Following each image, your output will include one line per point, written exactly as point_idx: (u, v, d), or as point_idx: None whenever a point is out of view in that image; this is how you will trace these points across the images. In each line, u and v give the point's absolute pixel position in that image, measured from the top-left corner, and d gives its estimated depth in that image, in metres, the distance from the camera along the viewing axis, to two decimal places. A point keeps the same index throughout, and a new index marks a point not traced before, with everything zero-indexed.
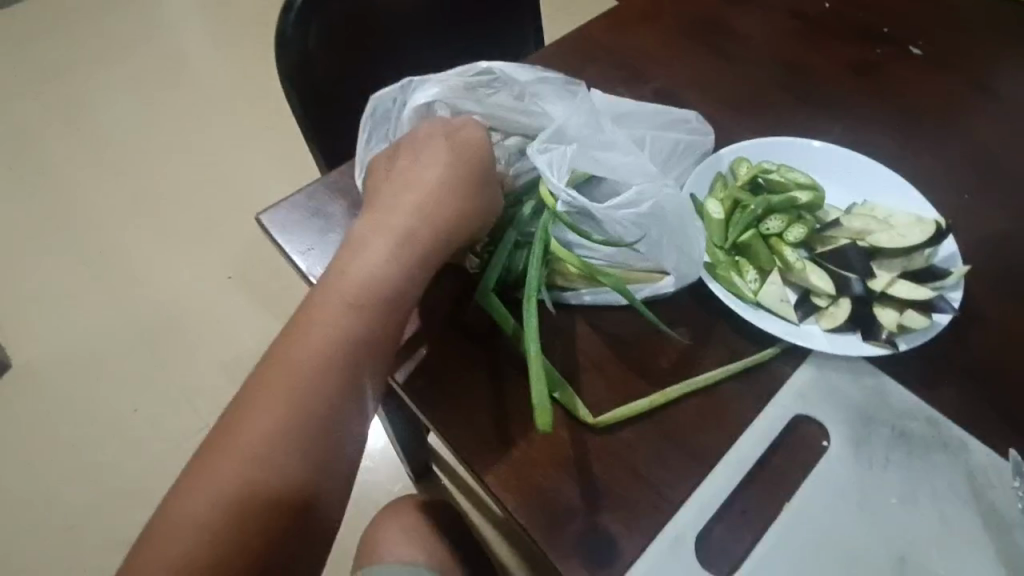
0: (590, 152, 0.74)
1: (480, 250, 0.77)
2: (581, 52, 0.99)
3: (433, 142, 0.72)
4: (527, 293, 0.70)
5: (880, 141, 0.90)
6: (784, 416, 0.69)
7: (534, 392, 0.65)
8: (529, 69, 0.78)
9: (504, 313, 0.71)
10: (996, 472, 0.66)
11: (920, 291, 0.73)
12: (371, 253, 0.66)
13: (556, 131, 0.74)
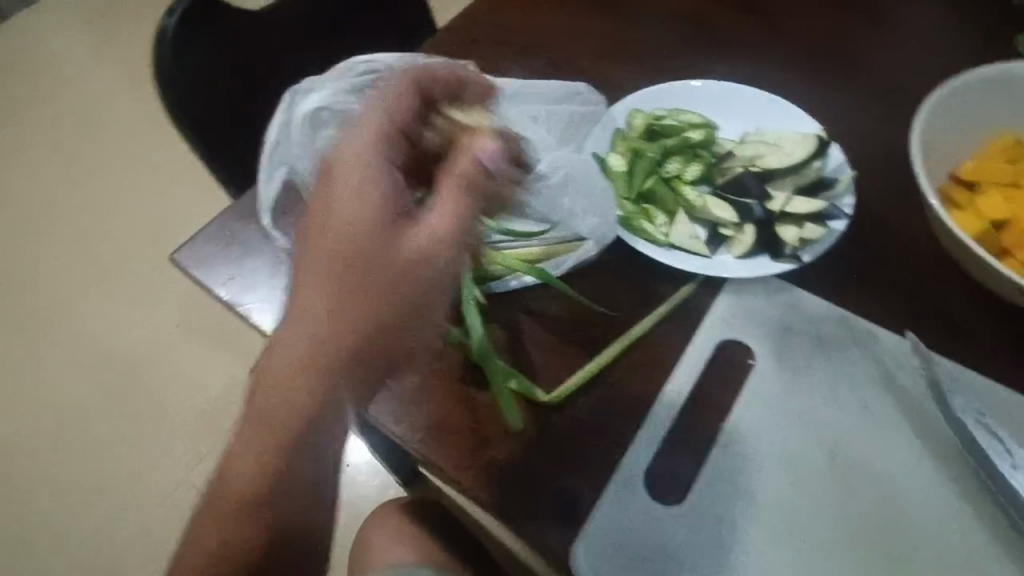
0: (499, 130, 0.80)
1: None
2: (469, 32, 1.00)
3: (337, 201, 0.58)
4: (466, 299, 0.72)
5: (764, 70, 0.95)
6: (711, 343, 0.73)
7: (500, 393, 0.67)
8: (409, 62, 0.82)
9: (442, 323, 0.70)
10: (904, 353, 0.71)
11: (813, 203, 0.78)
12: (283, 355, 0.58)
13: (461, 114, 0.80)
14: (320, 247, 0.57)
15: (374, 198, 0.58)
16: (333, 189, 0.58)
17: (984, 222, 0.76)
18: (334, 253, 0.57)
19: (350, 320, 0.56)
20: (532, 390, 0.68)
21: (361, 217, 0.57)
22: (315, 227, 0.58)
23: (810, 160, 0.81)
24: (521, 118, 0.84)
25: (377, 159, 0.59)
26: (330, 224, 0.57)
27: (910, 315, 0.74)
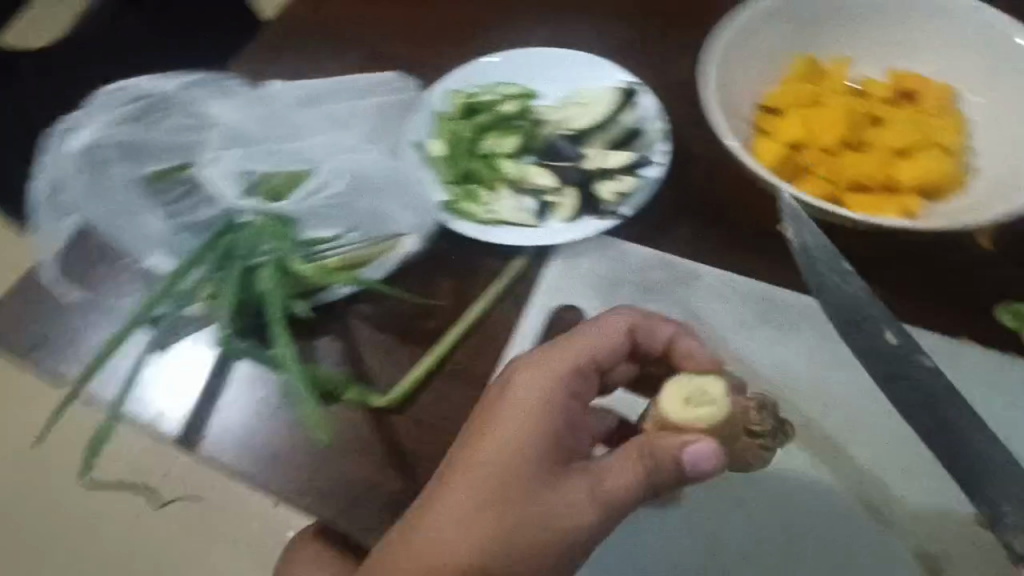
0: (270, 147, 0.84)
1: (204, 295, 0.72)
2: (270, 22, 0.94)
3: (521, 435, 0.57)
4: (275, 320, 0.69)
5: (577, 23, 0.94)
6: (543, 315, 0.75)
7: (311, 416, 0.65)
8: (173, 81, 0.88)
9: (259, 352, 0.69)
10: (726, 286, 0.75)
11: (623, 156, 0.80)
12: (442, 529, 0.55)
13: (227, 136, 0.85)
14: (475, 440, 0.57)
15: (532, 429, 0.57)
16: (501, 435, 0.57)
17: (783, 146, 0.78)
18: (467, 481, 0.56)
19: (495, 539, 0.54)
20: (368, 399, 0.69)
21: (501, 452, 0.56)
22: (467, 444, 0.58)
23: (615, 116, 0.83)
24: (311, 124, 0.85)
25: (552, 387, 0.60)
26: (488, 428, 0.58)
27: (724, 252, 0.76)
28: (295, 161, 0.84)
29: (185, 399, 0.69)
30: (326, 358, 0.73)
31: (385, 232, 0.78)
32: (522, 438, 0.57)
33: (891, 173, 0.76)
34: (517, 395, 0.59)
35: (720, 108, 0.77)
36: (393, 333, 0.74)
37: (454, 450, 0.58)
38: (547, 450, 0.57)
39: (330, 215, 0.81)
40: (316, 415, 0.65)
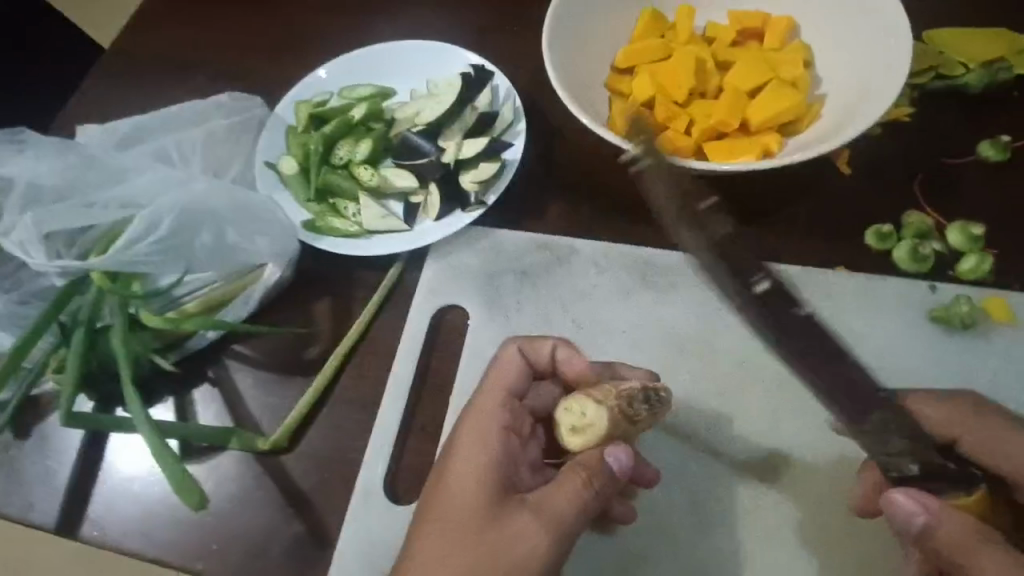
0: (91, 196, 0.68)
1: (54, 368, 0.68)
2: (122, 74, 0.95)
3: (467, 470, 0.55)
4: (125, 379, 0.64)
5: (426, 17, 0.93)
6: (425, 318, 0.74)
7: (167, 472, 0.60)
8: None
9: (116, 419, 0.65)
10: (605, 257, 0.75)
11: (480, 142, 0.77)
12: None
13: (29, 192, 0.67)
14: (432, 513, 0.54)
15: (481, 477, 0.54)
16: (452, 476, 0.55)
17: (634, 107, 0.77)
18: (437, 551, 0.52)
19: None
20: (252, 442, 0.67)
21: (457, 512, 0.53)
22: (426, 524, 0.54)
23: (466, 102, 0.80)
24: (135, 161, 0.70)
25: (497, 442, 0.56)
26: (440, 493, 0.54)
27: (598, 225, 0.77)
28: (114, 206, 0.68)
29: (57, 483, 0.69)
30: (207, 409, 0.71)
31: (241, 264, 0.74)
32: (470, 474, 0.55)
33: (744, 116, 0.76)
34: (456, 462, 0.56)
35: (566, 81, 0.77)
36: (278, 367, 0.73)
37: (414, 530, 0.54)
38: (494, 487, 0.54)
39: (165, 261, 0.70)
40: (174, 468, 0.61)
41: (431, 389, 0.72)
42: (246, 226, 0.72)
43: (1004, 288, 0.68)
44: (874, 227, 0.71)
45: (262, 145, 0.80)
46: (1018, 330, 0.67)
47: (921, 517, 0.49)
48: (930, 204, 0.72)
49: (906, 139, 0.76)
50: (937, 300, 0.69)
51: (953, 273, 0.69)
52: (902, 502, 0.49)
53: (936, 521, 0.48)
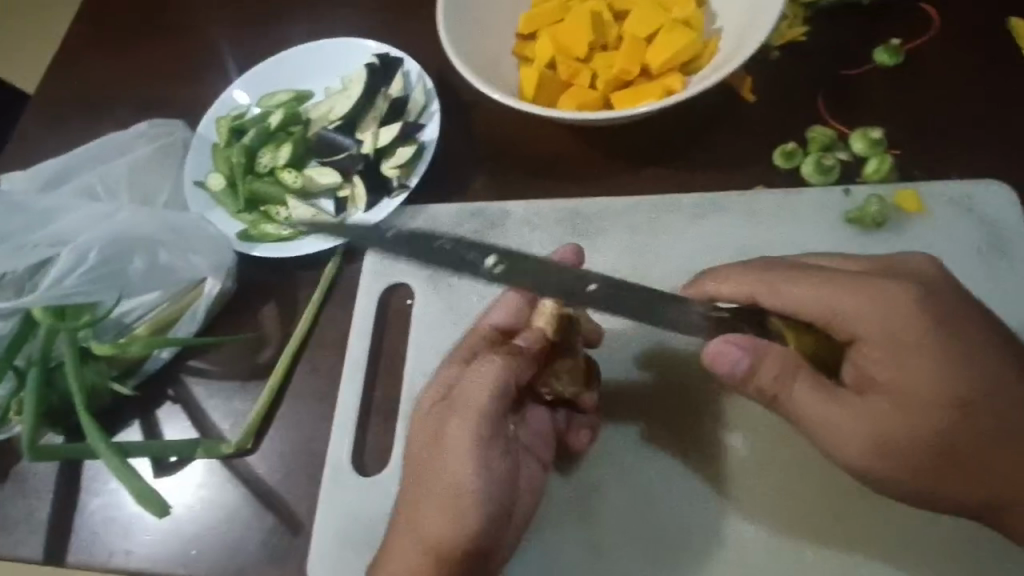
0: (19, 239, 0.69)
1: (15, 408, 0.70)
2: (49, 119, 0.96)
3: (473, 392, 0.55)
4: (82, 411, 0.66)
5: (335, 17, 0.95)
6: (371, 302, 0.75)
7: (130, 487, 0.64)
8: None
9: (77, 449, 0.67)
10: (535, 215, 0.76)
11: (395, 127, 0.79)
12: (425, 515, 0.54)
13: None
14: (425, 476, 0.54)
15: (471, 442, 0.54)
16: (457, 401, 0.55)
17: (537, 69, 0.78)
18: (434, 511, 0.53)
19: (473, 527, 0.53)
20: (217, 449, 0.69)
21: (454, 480, 0.53)
22: (417, 486, 0.55)
23: (377, 91, 0.82)
24: (60, 200, 0.72)
25: (488, 399, 0.54)
26: (435, 456, 0.54)
27: (522, 188, 0.78)
28: (42, 242, 0.70)
29: (37, 517, 0.71)
30: (173, 424, 0.74)
31: (183, 282, 0.76)
32: (472, 399, 0.55)
33: (646, 61, 0.76)
34: (448, 426, 0.55)
35: (466, 56, 0.78)
36: (234, 375, 0.75)
37: (407, 492, 0.56)
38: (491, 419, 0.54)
39: (104, 290, 0.73)
40: (135, 481, 0.64)
41: (384, 371, 0.74)
42: (178, 245, 0.74)
43: (911, 182, 0.70)
44: (780, 147, 0.73)
45: (190, 166, 0.83)
46: (928, 219, 0.69)
47: (745, 360, 0.53)
48: (832, 117, 0.74)
49: (805, 57, 0.77)
50: (852, 204, 0.70)
51: (860, 179, 0.71)
52: (720, 353, 0.53)
53: (756, 361, 0.53)
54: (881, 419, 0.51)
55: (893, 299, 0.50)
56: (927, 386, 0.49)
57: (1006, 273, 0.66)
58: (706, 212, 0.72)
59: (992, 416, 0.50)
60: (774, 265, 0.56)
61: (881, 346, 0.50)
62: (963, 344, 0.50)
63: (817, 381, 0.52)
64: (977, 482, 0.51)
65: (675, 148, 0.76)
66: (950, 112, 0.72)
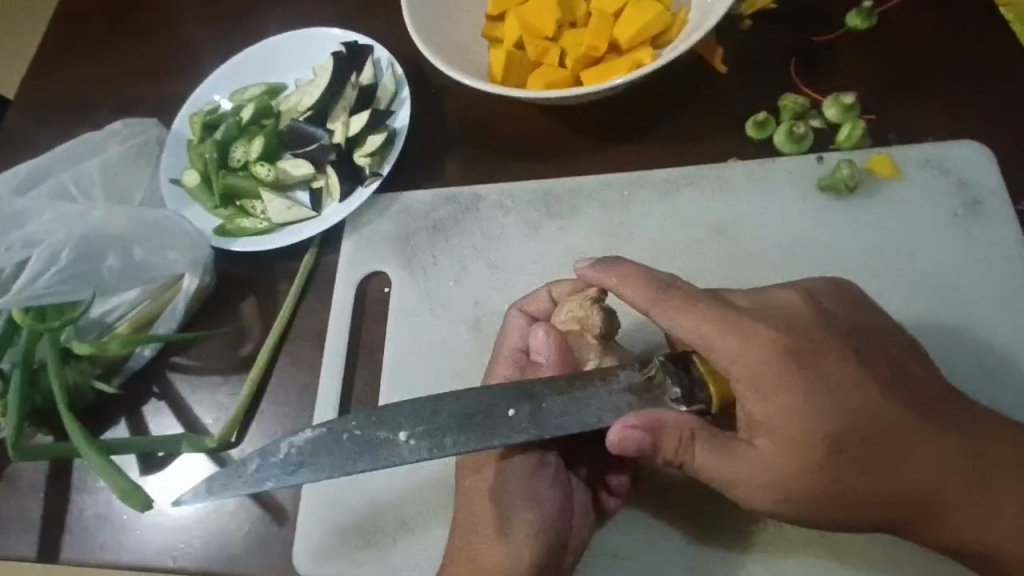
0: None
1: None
2: (26, 123, 0.96)
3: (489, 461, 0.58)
4: (61, 407, 0.67)
5: (304, 7, 0.94)
6: (349, 291, 0.76)
7: (110, 481, 0.64)
8: None
9: (57, 446, 0.68)
10: (508, 198, 0.76)
11: (365, 115, 0.79)
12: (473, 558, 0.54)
13: None
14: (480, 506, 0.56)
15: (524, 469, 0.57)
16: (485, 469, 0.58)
17: (506, 49, 0.77)
18: (493, 537, 0.54)
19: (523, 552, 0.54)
20: (203, 442, 0.69)
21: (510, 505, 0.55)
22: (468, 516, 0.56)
23: (346, 79, 0.82)
24: (34, 203, 0.74)
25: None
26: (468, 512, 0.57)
27: (495, 171, 0.78)
28: (15, 245, 0.72)
29: (31, 517, 0.73)
30: (158, 420, 0.74)
31: (160, 279, 0.76)
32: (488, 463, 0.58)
33: (615, 36, 0.75)
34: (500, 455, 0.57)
35: (433, 39, 0.77)
36: (218, 370, 0.76)
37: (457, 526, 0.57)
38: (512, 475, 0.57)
39: (82, 288, 0.73)
40: (116, 475, 0.64)
41: (365, 360, 0.74)
42: (153, 242, 0.75)
43: (885, 146, 0.69)
44: (753, 117, 0.72)
45: (165, 163, 0.83)
46: (903, 183, 0.68)
47: (646, 437, 0.50)
48: (804, 84, 0.73)
49: (776, 25, 0.76)
50: (825, 170, 0.69)
51: (833, 146, 0.71)
52: (624, 439, 0.50)
53: (658, 436, 0.50)
54: (775, 472, 0.49)
55: (755, 338, 0.49)
56: (804, 424, 0.48)
57: (983, 235, 0.65)
58: (677, 187, 0.72)
59: (870, 441, 0.48)
60: (668, 300, 0.52)
61: (751, 385, 0.49)
62: (831, 375, 0.49)
63: (716, 443, 0.50)
64: (867, 506, 0.49)
65: (648, 123, 0.76)
66: (923, 74, 0.71)
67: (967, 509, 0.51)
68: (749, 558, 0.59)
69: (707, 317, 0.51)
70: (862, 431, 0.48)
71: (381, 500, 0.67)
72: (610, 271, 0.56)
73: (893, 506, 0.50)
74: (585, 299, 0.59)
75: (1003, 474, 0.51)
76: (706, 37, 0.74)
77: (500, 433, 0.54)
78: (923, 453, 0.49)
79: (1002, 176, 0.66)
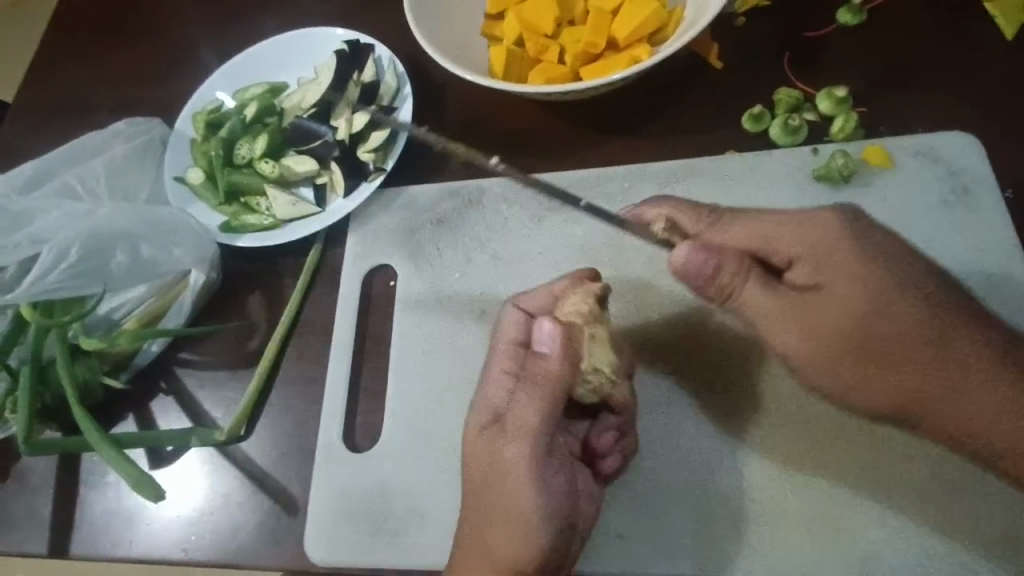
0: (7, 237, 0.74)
1: (9, 407, 0.71)
2: (27, 124, 0.97)
3: (507, 441, 0.55)
4: (72, 403, 0.68)
5: (304, 7, 0.95)
6: (355, 285, 0.77)
7: (124, 474, 0.65)
8: None
9: (66, 439, 0.69)
10: (510, 191, 0.77)
11: (367, 112, 0.80)
12: (497, 527, 0.54)
13: None
14: (490, 503, 0.55)
15: (526, 465, 0.54)
16: (502, 441, 0.55)
17: (505, 46, 0.78)
18: (505, 531, 0.54)
19: (542, 529, 0.53)
20: (212, 437, 0.70)
21: (521, 502, 0.54)
22: (479, 516, 0.55)
23: (349, 77, 0.83)
24: (37, 202, 0.76)
25: (541, 417, 0.54)
26: (488, 482, 0.55)
27: (497, 167, 0.79)
28: (24, 242, 0.74)
29: (42, 515, 0.73)
30: (167, 416, 0.75)
31: (167, 275, 0.77)
32: (507, 441, 0.55)
33: (612, 33, 0.76)
34: (503, 454, 0.55)
35: (435, 38, 0.78)
36: (225, 365, 0.76)
37: (466, 529, 0.56)
38: (535, 455, 0.54)
39: (90, 285, 0.74)
40: (129, 469, 0.65)
41: (372, 353, 0.75)
42: (160, 239, 0.76)
43: (877, 137, 0.71)
44: (748, 111, 0.74)
45: (168, 161, 0.84)
46: (894, 173, 0.70)
47: (707, 262, 0.55)
48: (798, 78, 0.75)
49: (769, 21, 0.78)
50: (819, 162, 0.71)
51: (827, 137, 0.73)
52: (686, 259, 0.55)
53: (721, 261, 0.55)
54: (820, 327, 0.52)
55: (814, 223, 0.54)
56: (854, 283, 0.51)
57: (970, 221, 0.67)
58: (677, 179, 0.74)
59: (912, 313, 0.50)
60: (721, 221, 0.58)
61: (806, 248, 0.53)
62: (883, 252, 0.52)
63: (768, 282, 0.55)
64: (907, 370, 0.51)
65: (647, 117, 0.77)
66: (911, 69, 0.73)
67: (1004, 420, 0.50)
68: (751, 534, 0.60)
69: (755, 225, 0.56)
70: (906, 300, 0.51)
71: (390, 488, 0.68)
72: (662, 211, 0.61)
73: (933, 381, 0.51)
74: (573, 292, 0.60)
75: None
76: (701, 33, 0.76)
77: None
78: (959, 356, 0.50)
79: (989, 163, 0.68)
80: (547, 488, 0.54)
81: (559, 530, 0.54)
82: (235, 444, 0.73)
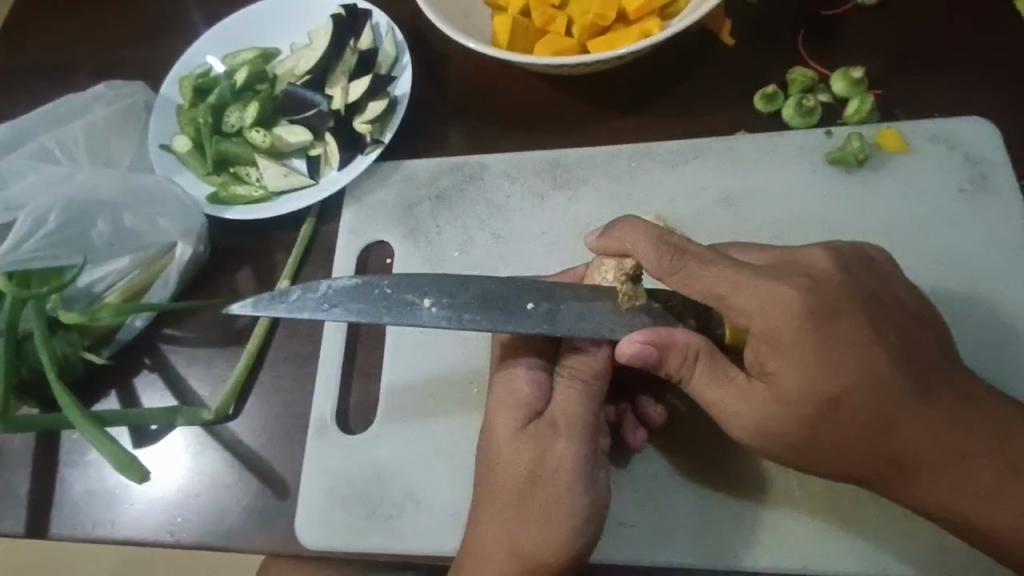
0: None
1: None
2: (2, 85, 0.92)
3: (557, 437, 0.53)
4: (48, 376, 0.65)
5: None
6: (351, 261, 0.74)
7: (104, 452, 0.62)
8: None
9: (43, 416, 0.66)
10: (516, 167, 0.75)
11: (364, 81, 0.76)
12: (534, 530, 0.51)
13: None
14: (529, 506, 0.52)
15: (580, 461, 0.52)
16: (548, 440, 0.53)
17: (511, 15, 0.75)
18: (544, 531, 0.51)
19: (585, 529, 0.52)
20: (199, 416, 0.68)
21: (568, 499, 0.51)
22: (511, 512, 0.52)
23: (344, 44, 0.79)
24: (14, 166, 0.72)
25: (587, 413, 0.53)
26: (523, 482, 0.52)
27: (500, 141, 0.76)
28: None
29: (19, 494, 0.70)
30: (151, 393, 0.72)
31: (151, 247, 0.73)
32: (556, 438, 0.53)
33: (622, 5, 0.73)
34: (555, 449, 0.52)
35: (438, 5, 0.75)
36: (213, 342, 0.73)
37: (473, 534, 0.53)
38: (588, 453, 0.53)
39: (70, 256, 0.71)
40: (110, 446, 0.62)
41: (367, 332, 0.73)
42: (144, 208, 0.72)
43: (892, 121, 0.69)
44: (761, 90, 0.72)
45: (154, 127, 0.80)
46: (910, 158, 0.68)
47: (654, 354, 0.51)
48: (812, 58, 0.73)
49: None
50: (833, 144, 0.69)
51: (842, 121, 0.70)
52: (633, 352, 0.51)
53: (665, 356, 0.51)
54: (771, 419, 0.49)
55: (776, 300, 0.47)
56: (809, 378, 0.47)
57: (986, 209, 0.66)
58: (687, 158, 0.71)
59: (865, 403, 0.47)
60: (680, 264, 0.49)
61: (767, 341, 0.47)
62: (846, 337, 0.47)
63: (716, 368, 0.50)
64: (852, 457, 0.49)
65: (657, 95, 0.75)
66: (928, 51, 0.71)
67: (960, 488, 0.50)
68: (757, 522, 0.59)
69: (722, 274, 0.48)
70: (863, 392, 0.47)
71: (385, 472, 0.66)
72: (623, 239, 0.53)
73: (869, 467, 0.50)
74: (610, 266, 0.56)
75: (994, 460, 0.50)
76: (713, 8, 0.74)
77: (512, 318, 0.55)
78: (914, 424, 0.48)
79: (1004, 149, 0.67)
80: (594, 484, 0.53)
81: (596, 528, 0.53)
82: (222, 423, 0.70)
